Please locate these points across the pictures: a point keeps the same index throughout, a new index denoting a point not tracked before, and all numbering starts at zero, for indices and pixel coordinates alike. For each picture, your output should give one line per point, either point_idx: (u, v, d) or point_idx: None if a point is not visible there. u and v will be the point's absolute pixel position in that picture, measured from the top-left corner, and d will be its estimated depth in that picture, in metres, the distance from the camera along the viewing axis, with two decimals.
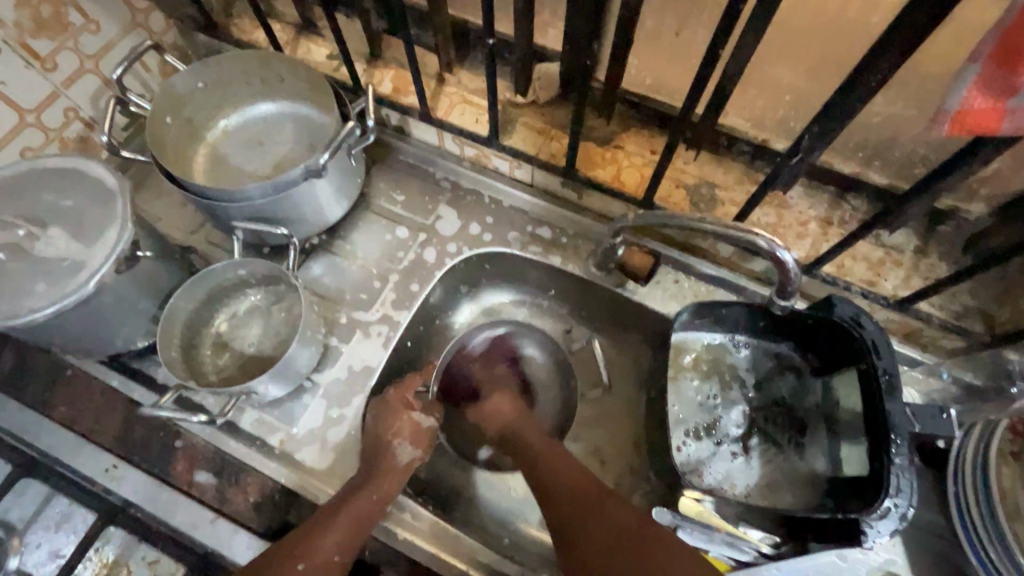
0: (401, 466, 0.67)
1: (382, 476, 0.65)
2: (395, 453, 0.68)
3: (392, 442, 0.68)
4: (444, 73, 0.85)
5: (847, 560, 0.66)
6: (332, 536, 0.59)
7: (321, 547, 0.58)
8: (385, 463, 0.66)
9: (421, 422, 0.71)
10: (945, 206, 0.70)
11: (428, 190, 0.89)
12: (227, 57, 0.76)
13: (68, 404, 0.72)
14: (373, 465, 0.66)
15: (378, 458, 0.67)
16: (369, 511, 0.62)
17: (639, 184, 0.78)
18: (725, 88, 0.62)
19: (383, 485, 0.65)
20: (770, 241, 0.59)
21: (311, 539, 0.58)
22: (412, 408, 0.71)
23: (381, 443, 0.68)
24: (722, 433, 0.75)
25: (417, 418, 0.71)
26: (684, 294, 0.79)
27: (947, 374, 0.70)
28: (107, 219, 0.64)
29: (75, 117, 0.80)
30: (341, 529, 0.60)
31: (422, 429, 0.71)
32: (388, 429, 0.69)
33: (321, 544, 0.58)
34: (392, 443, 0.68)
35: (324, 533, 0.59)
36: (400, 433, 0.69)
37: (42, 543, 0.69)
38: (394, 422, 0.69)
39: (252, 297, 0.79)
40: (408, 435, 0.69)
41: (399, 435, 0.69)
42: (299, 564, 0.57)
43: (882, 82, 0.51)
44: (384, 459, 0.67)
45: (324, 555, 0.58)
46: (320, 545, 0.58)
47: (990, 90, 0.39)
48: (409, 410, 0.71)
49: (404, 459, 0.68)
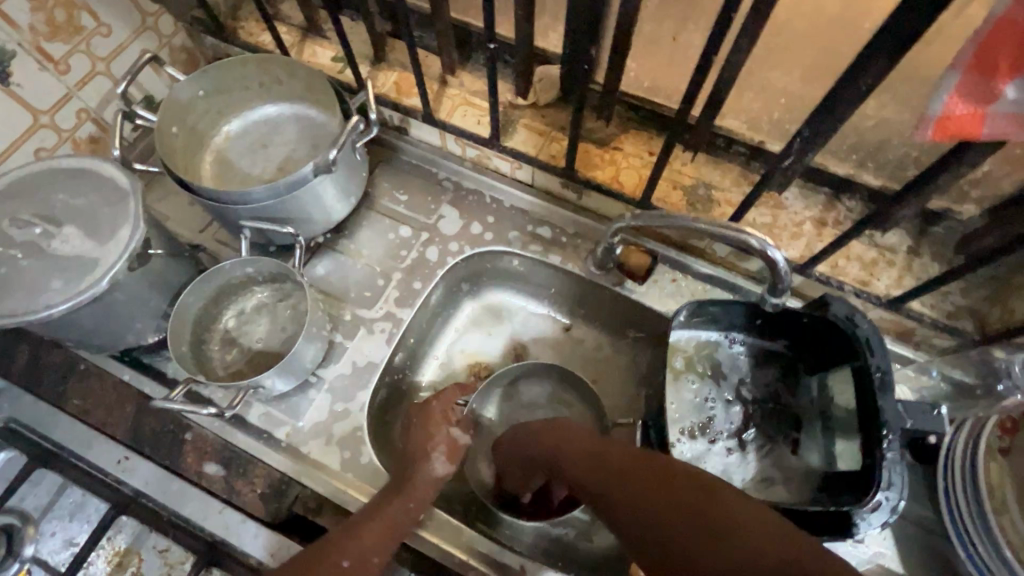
0: (433, 479, 0.66)
1: (412, 486, 0.65)
2: (431, 465, 0.67)
3: (430, 455, 0.67)
4: (446, 75, 0.87)
5: (837, 551, 0.68)
6: (369, 538, 0.60)
7: (359, 548, 0.59)
8: (418, 472, 0.66)
9: (458, 439, 0.70)
10: (938, 207, 0.71)
11: (430, 190, 0.90)
12: (226, 65, 0.78)
13: (81, 397, 0.74)
14: (405, 474, 0.66)
15: (413, 467, 0.66)
16: (401, 518, 0.63)
17: (637, 186, 0.80)
18: (721, 91, 0.64)
19: (417, 495, 0.64)
20: (761, 241, 0.61)
21: (350, 538, 0.60)
22: (449, 422, 0.70)
23: (419, 455, 0.67)
24: (717, 430, 0.77)
25: (454, 434, 0.70)
26: (682, 293, 0.81)
27: (937, 373, 0.72)
28: (120, 218, 0.66)
29: (87, 118, 0.82)
30: (370, 536, 0.60)
31: (458, 446, 0.70)
32: (427, 440, 0.68)
33: (361, 545, 0.60)
34: (428, 454, 0.67)
35: (361, 535, 0.60)
36: (439, 446, 0.68)
37: (56, 532, 0.71)
38: (432, 434, 0.69)
39: (259, 294, 0.81)
40: (445, 448, 0.68)
41: (437, 449, 0.68)
42: (341, 562, 0.58)
43: (873, 86, 0.52)
44: (419, 470, 0.66)
45: (362, 556, 0.59)
46: (360, 546, 0.60)
47: (972, 95, 0.40)
48: (447, 423, 0.70)
49: (438, 472, 0.67)
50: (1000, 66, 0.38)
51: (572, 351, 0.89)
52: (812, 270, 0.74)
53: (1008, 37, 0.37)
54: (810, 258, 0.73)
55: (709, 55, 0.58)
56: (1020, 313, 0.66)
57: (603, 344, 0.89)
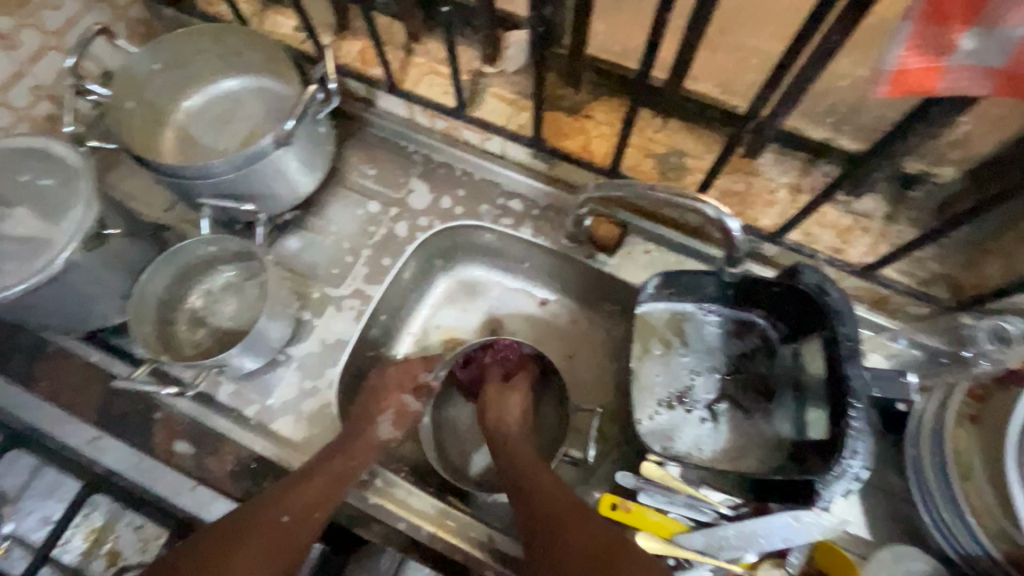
0: (377, 442, 0.70)
1: (358, 441, 0.69)
2: (376, 427, 0.71)
3: (376, 419, 0.72)
4: (411, 43, 0.84)
5: (801, 521, 0.62)
6: (310, 492, 0.63)
7: (302, 503, 0.62)
8: (363, 432, 0.70)
9: (408, 406, 0.75)
10: (915, 171, 0.68)
11: (399, 164, 0.88)
12: (179, 36, 0.75)
13: (51, 378, 0.73)
14: (353, 429, 0.70)
15: (361, 428, 0.70)
16: (343, 471, 0.66)
17: (607, 155, 0.79)
18: (687, 52, 0.61)
19: (359, 453, 0.68)
20: (717, 211, 0.61)
21: (290, 492, 0.62)
22: (402, 390, 0.75)
23: (367, 417, 0.72)
24: (694, 400, 0.75)
25: (405, 401, 0.75)
26: (654, 264, 0.79)
27: (905, 341, 0.72)
28: (73, 197, 0.65)
29: (42, 96, 0.80)
30: (313, 489, 0.63)
31: (409, 412, 0.75)
32: (377, 405, 0.73)
33: (304, 499, 0.62)
34: (377, 416, 0.72)
35: (303, 490, 0.62)
36: (387, 412, 0.73)
37: (34, 510, 0.72)
38: (384, 399, 0.74)
39: (227, 273, 0.80)
40: (392, 414, 0.73)
41: (385, 414, 0.73)
42: (282, 517, 0.60)
43: (840, 42, 0.50)
44: (363, 430, 0.70)
45: (304, 509, 0.61)
46: (303, 500, 0.62)
47: (926, 48, 0.38)
48: (401, 391, 0.75)
49: (381, 435, 0.71)
50: (951, 16, 0.36)
51: (547, 326, 0.88)
52: (781, 238, 0.74)
53: None
54: (782, 227, 0.72)
55: (664, 13, 0.55)
56: (994, 277, 0.65)
57: (578, 318, 0.88)
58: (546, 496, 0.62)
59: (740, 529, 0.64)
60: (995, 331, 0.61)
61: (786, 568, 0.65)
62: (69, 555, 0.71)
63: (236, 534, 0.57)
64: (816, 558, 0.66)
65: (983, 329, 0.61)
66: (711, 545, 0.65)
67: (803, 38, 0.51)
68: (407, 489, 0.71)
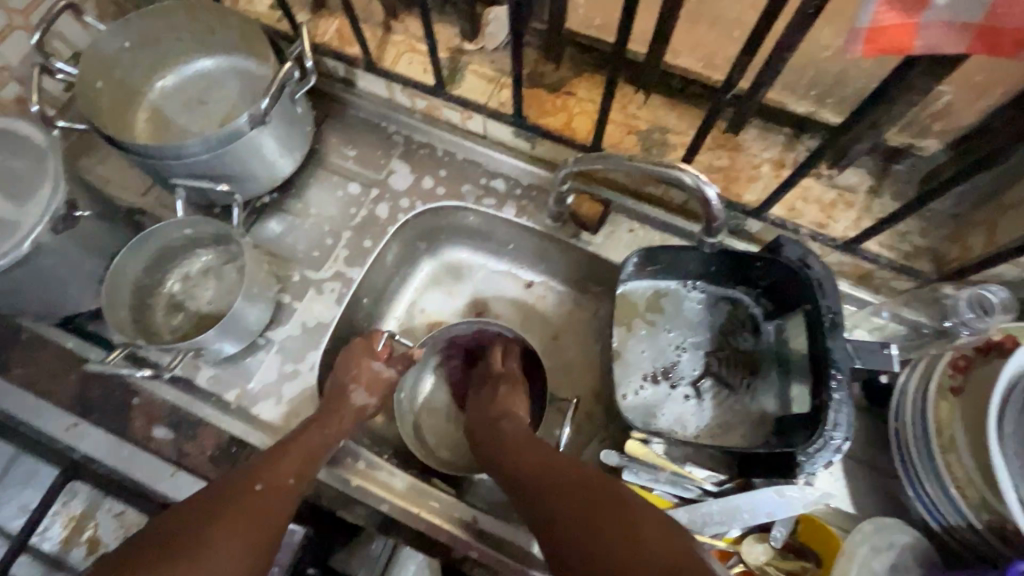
0: (353, 410, 0.71)
1: (334, 414, 0.69)
2: (350, 396, 0.71)
3: (349, 389, 0.71)
4: (389, 20, 0.82)
5: (783, 495, 0.63)
6: (287, 461, 0.63)
7: (278, 472, 0.62)
8: (337, 404, 0.70)
9: (380, 373, 0.74)
10: (898, 143, 0.67)
11: (380, 145, 0.87)
12: (150, 13, 0.73)
13: (25, 366, 0.72)
14: (329, 404, 0.70)
15: (334, 399, 0.70)
16: (320, 442, 0.66)
17: (589, 131, 0.77)
18: (666, 22, 0.60)
19: (334, 423, 0.68)
20: (696, 177, 0.60)
21: (264, 465, 0.62)
22: (374, 357, 0.74)
23: (338, 388, 0.71)
24: (678, 376, 0.75)
25: (376, 368, 0.73)
26: (638, 242, 0.78)
27: (888, 314, 0.71)
28: (40, 178, 0.63)
29: (9, 77, 0.78)
30: (288, 462, 0.63)
31: (381, 379, 0.74)
32: (348, 374, 0.72)
33: (278, 470, 0.62)
34: (349, 389, 0.71)
35: (278, 463, 0.62)
36: (359, 380, 0.72)
37: (11, 499, 0.71)
38: (355, 367, 0.73)
39: (204, 257, 0.79)
40: (364, 382, 0.72)
41: (357, 382, 0.72)
42: (256, 485, 0.60)
43: (819, 7, 0.49)
44: (338, 402, 0.70)
45: (277, 478, 0.61)
46: (278, 471, 0.62)
47: (901, 3, 0.38)
48: (371, 358, 0.73)
49: (358, 403, 0.71)
50: None
51: (532, 307, 0.87)
52: (766, 213, 0.72)
53: None
54: (765, 201, 0.71)
55: None
56: (977, 249, 0.64)
57: (564, 299, 0.87)
58: (539, 467, 0.61)
59: (723, 505, 0.64)
60: (977, 300, 0.60)
61: (770, 543, 0.65)
62: (48, 544, 0.70)
63: (210, 506, 0.57)
64: (800, 532, 0.66)
65: (963, 299, 0.60)
66: (694, 521, 0.64)
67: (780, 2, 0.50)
68: (388, 470, 0.70)
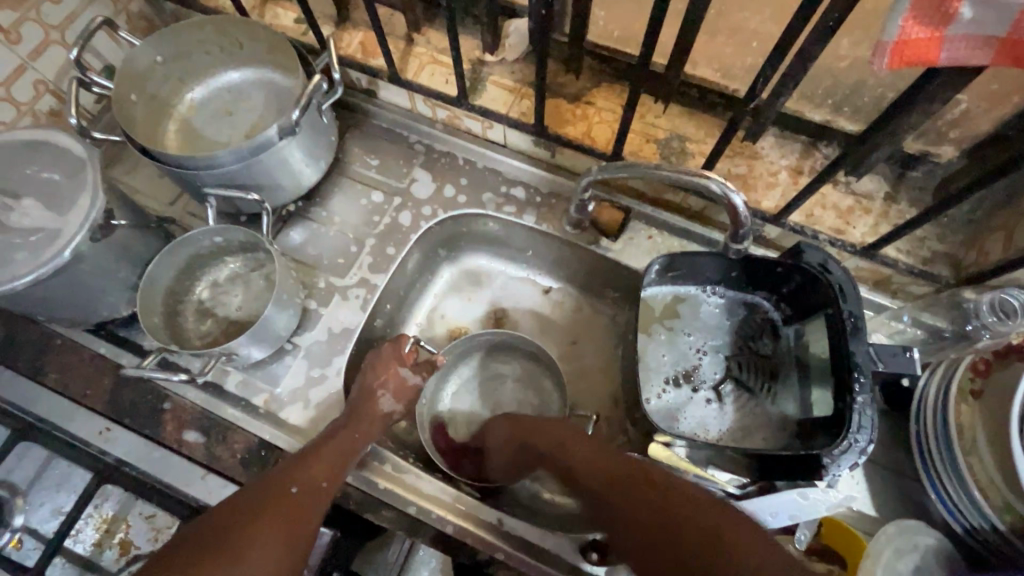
0: (380, 416, 0.72)
1: (360, 418, 0.70)
2: (378, 403, 0.72)
3: (376, 394, 0.72)
4: (412, 33, 0.85)
5: (807, 498, 0.63)
6: (318, 465, 0.64)
7: (311, 476, 0.63)
8: (367, 410, 0.71)
9: (407, 380, 0.74)
10: (915, 150, 0.68)
11: (402, 154, 0.89)
12: (182, 28, 0.76)
13: (59, 371, 0.73)
14: (357, 408, 0.71)
15: (361, 405, 0.71)
16: (350, 447, 0.68)
17: (609, 140, 0.78)
18: (688, 34, 0.61)
19: (362, 428, 0.70)
20: (722, 185, 0.61)
21: (298, 466, 0.64)
22: (401, 364, 0.74)
23: (366, 394, 0.72)
24: (699, 381, 0.76)
25: (403, 375, 0.74)
26: (657, 248, 0.79)
27: (908, 318, 0.72)
28: (79, 188, 0.65)
29: (45, 90, 0.80)
30: (320, 466, 0.64)
31: (408, 386, 0.74)
32: (377, 380, 0.73)
33: (310, 473, 0.63)
34: (376, 394, 0.72)
35: (310, 466, 0.64)
36: (386, 386, 0.73)
37: (45, 502, 0.72)
38: (382, 373, 0.73)
39: (232, 264, 0.81)
40: (392, 388, 0.73)
41: (385, 388, 0.73)
42: (290, 489, 0.62)
43: (841, 20, 0.50)
44: (366, 407, 0.71)
45: (311, 482, 0.63)
46: (310, 473, 0.63)
47: (926, 19, 0.39)
48: (399, 364, 0.74)
49: (385, 409, 0.72)
50: None
51: (552, 313, 0.89)
52: (785, 219, 0.73)
53: None
54: (784, 208, 0.72)
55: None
56: (996, 254, 0.65)
57: (582, 305, 0.89)
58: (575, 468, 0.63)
59: (745, 507, 0.64)
60: (998, 303, 0.61)
61: (794, 545, 0.66)
62: (81, 546, 0.71)
63: (251, 512, 0.59)
64: (823, 534, 0.67)
65: (985, 302, 0.62)
66: None
67: (803, 16, 0.52)
68: (414, 474, 0.71)
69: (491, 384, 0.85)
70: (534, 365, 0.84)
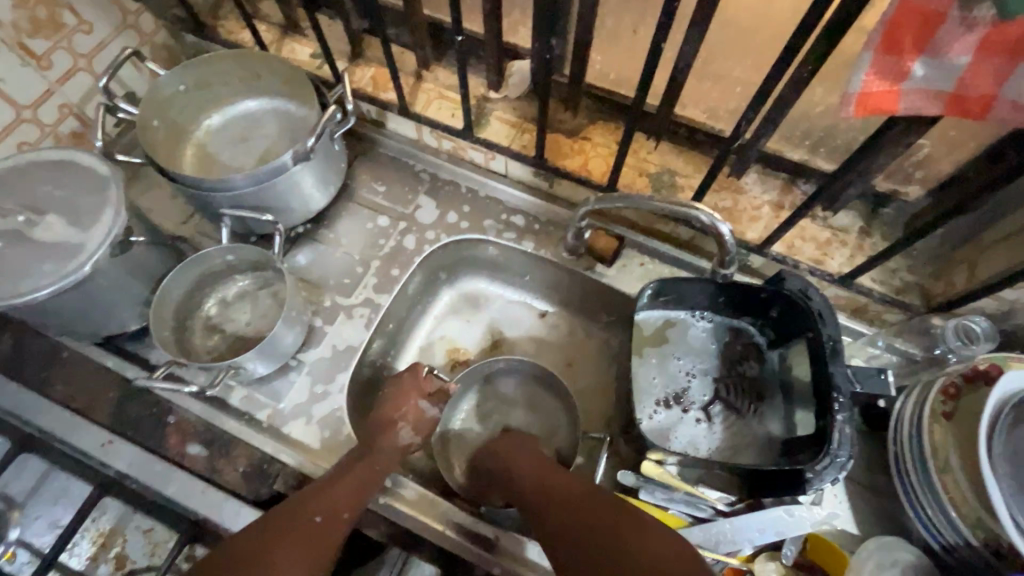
0: (399, 447, 0.73)
1: (379, 451, 0.71)
2: (397, 432, 0.73)
3: (396, 424, 0.74)
4: (421, 71, 0.90)
5: (792, 516, 0.67)
6: (339, 494, 0.66)
7: (332, 506, 0.65)
8: (384, 439, 0.72)
9: (426, 412, 0.76)
10: (886, 188, 0.74)
11: (408, 181, 0.93)
12: (208, 61, 0.81)
13: (65, 383, 0.74)
14: (374, 439, 0.72)
15: (381, 434, 0.73)
16: (368, 478, 0.69)
17: (604, 173, 0.83)
18: (677, 81, 0.67)
19: (383, 458, 0.71)
20: (711, 216, 0.67)
21: (320, 495, 0.65)
22: (420, 395, 0.77)
23: (385, 424, 0.74)
24: (689, 402, 0.79)
25: (422, 406, 0.76)
26: (648, 275, 0.84)
27: (882, 343, 0.77)
28: (102, 206, 0.69)
29: (68, 113, 0.84)
30: (338, 497, 0.66)
31: (426, 418, 0.76)
32: (396, 410, 0.75)
33: (331, 501, 0.65)
34: (395, 423, 0.74)
35: (331, 493, 0.66)
36: (405, 417, 0.75)
37: (41, 515, 0.74)
38: (402, 404, 0.75)
39: (241, 282, 0.83)
40: (410, 419, 0.75)
41: (404, 418, 0.75)
42: (315, 518, 0.63)
43: (813, 70, 0.56)
44: (384, 435, 0.73)
45: (333, 510, 0.65)
46: (332, 501, 0.65)
47: (883, 73, 0.45)
48: (418, 396, 0.76)
49: (403, 441, 0.74)
50: (903, 47, 0.43)
51: (547, 335, 0.92)
52: (768, 250, 0.78)
53: (908, 19, 0.42)
54: (766, 239, 0.77)
55: (659, 45, 0.61)
56: (961, 283, 0.70)
57: (577, 328, 0.92)
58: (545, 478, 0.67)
59: (733, 524, 0.68)
60: (964, 329, 0.68)
61: (781, 561, 0.68)
62: (76, 560, 0.72)
63: (275, 529, 0.61)
64: (809, 550, 0.69)
65: (951, 328, 0.69)
66: (708, 539, 0.68)
67: (782, 66, 0.57)
68: (416, 490, 0.73)
69: (500, 408, 0.87)
70: (530, 386, 0.87)
